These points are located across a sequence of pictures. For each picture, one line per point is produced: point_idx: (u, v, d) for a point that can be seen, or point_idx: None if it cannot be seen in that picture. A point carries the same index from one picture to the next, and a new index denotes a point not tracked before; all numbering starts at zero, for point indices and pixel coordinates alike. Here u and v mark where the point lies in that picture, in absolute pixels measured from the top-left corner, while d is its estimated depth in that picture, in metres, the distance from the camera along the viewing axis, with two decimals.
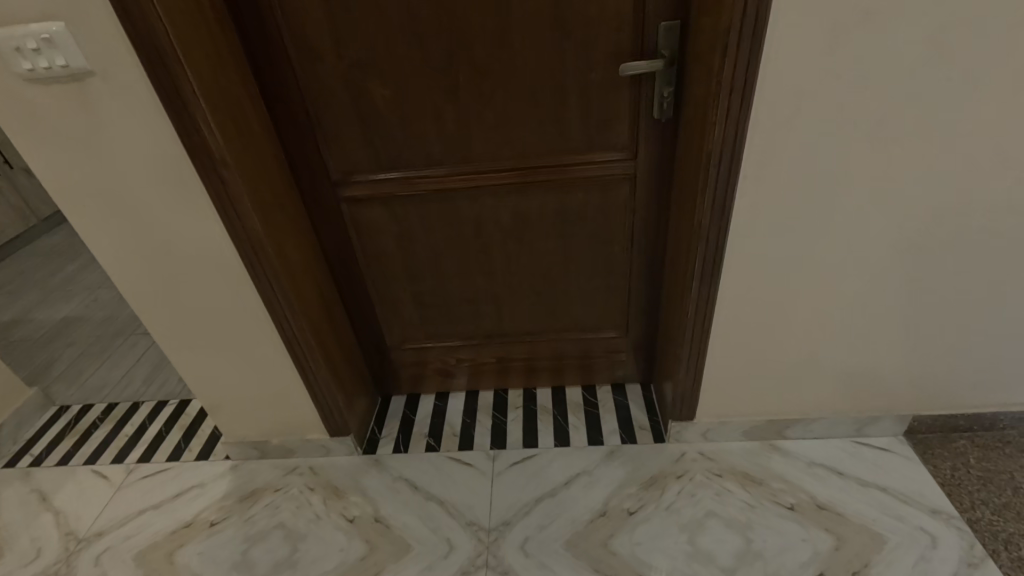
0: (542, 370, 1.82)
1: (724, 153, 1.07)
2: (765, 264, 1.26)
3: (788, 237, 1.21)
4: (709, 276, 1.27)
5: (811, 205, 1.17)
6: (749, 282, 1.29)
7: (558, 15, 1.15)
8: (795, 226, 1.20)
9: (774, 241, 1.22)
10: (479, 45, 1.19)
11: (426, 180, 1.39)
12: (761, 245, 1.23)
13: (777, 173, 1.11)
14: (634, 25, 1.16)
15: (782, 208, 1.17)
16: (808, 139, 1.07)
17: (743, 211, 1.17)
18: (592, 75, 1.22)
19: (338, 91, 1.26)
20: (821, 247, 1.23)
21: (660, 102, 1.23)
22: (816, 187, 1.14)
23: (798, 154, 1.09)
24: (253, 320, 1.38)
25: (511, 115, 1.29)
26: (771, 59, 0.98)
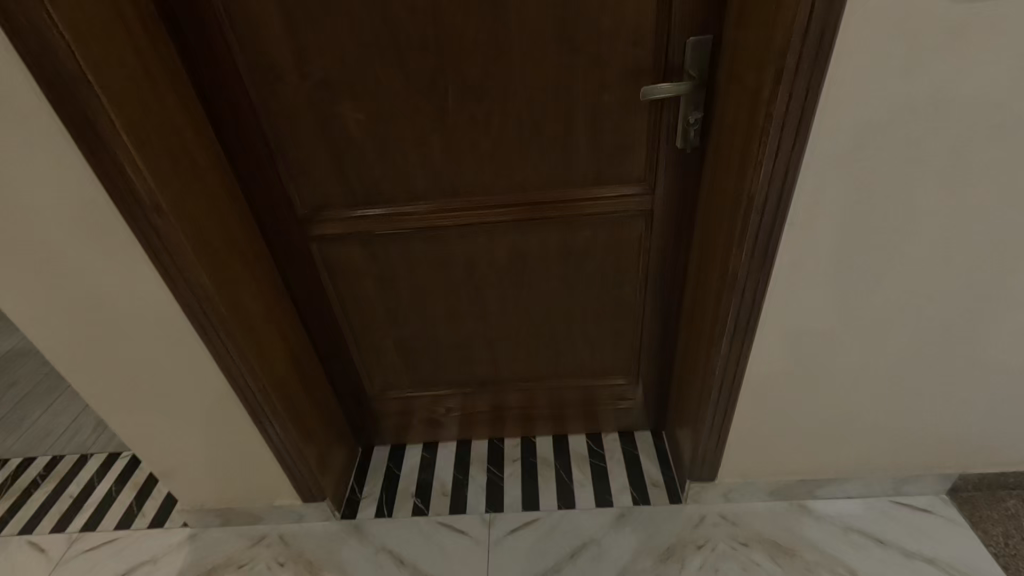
0: (542, 418, 1.64)
1: (771, 197, 0.89)
2: (806, 318, 1.08)
3: (835, 289, 1.03)
4: (743, 331, 1.09)
5: (866, 255, 0.99)
6: (786, 337, 1.12)
7: (566, 27, 0.96)
8: (845, 277, 1.02)
9: (818, 294, 1.04)
10: (472, 62, 1.00)
11: (410, 217, 1.19)
12: (803, 299, 1.05)
13: (829, 218, 0.93)
14: (657, 39, 0.97)
15: (832, 259, 0.99)
16: (870, 180, 0.89)
17: (786, 261, 0.99)
18: (604, 97, 1.04)
19: (303, 115, 1.05)
20: (872, 300, 1.06)
21: (687, 130, 1.04)
22: (873, 234, 0.96)
23: (857, 198, 0.91)
24: (206, 382, 1.18)
25: (508, 142, 1.10)
26: (832, 89, 0.79)
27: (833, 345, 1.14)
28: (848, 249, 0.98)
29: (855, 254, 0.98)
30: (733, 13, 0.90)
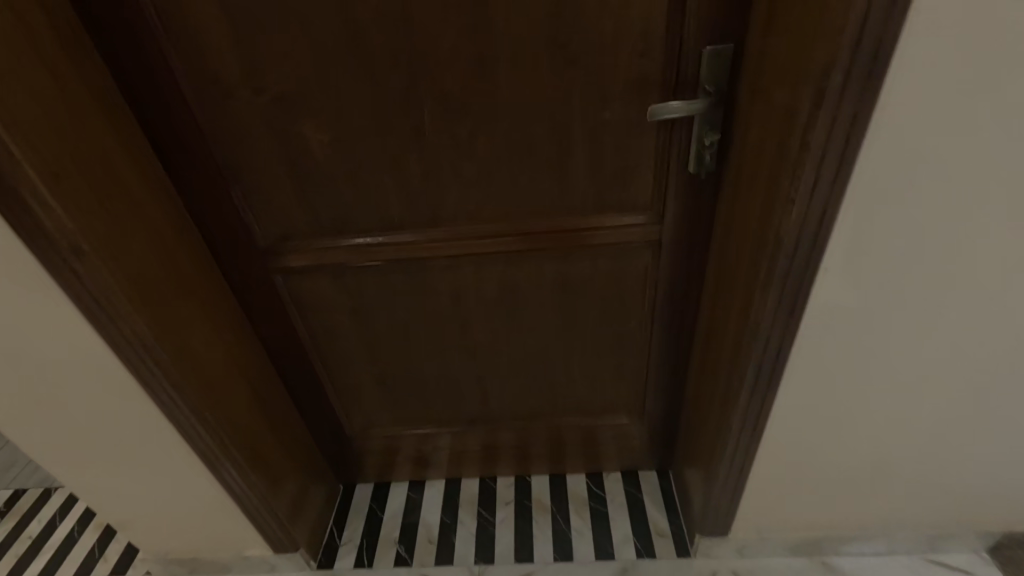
0: (538, 457, 1.50)
1: (805, 239, 0.74)
2: (838, 369, 0.94)
3: (874, 339, 0.89)
4: (766, 385, 0.95)
5: (911, 302, 0.84)
6: (814, 390, 0.98)
7: (560, 34, 0.82)
8: (887, 326, 0.88)
9: (854, 344, 0.90)
10: (451, 74, 0.86)
11: (386, 247, 1.06)
12: (837, 349, 0.91)
13: (872, 263, 0.78)
14: (667, 48, 0.82)
15: (872, 307, 0.84)
16: (927, 221, 0.73)
17: (818, 309, 0.84)
18: (605, 114, 0.89)
19: (259, 137, 0.92)
20: (914, 349, 0.92)
21: (702, 153, 0.90)
22: (923, 279, 0.81)
23: (907, 240, 0.76)
24: (156, 436, 1.04)
25: (495, 166, 0.96)
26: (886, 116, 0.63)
27: (867, 397, 1.00)
28: (894, 295, 0.83)
29: (899, 301, 0.84)
30: (761, 18, 0.75)
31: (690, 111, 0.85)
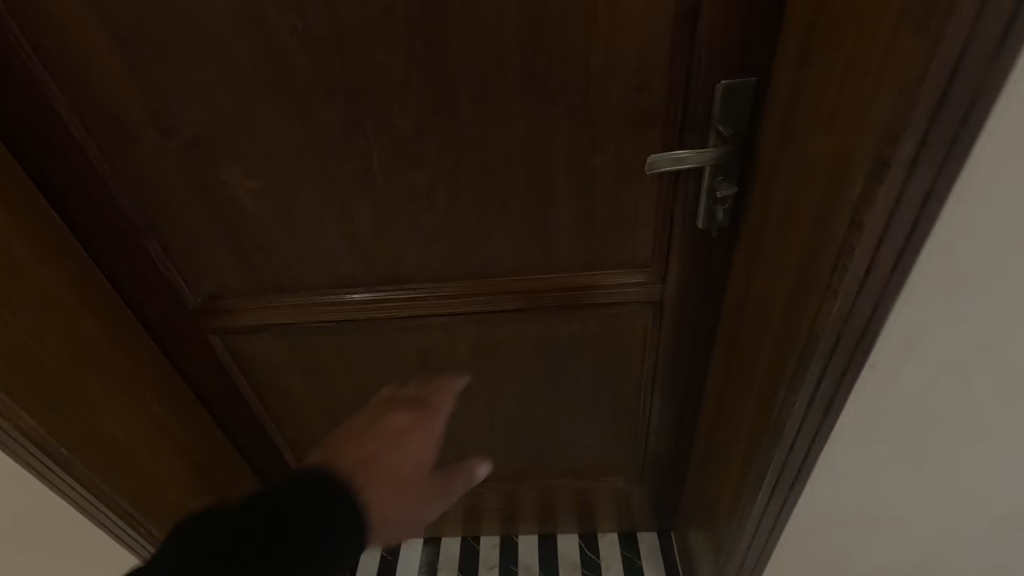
0: (526, 517, 1.35)
1: (856, 339, 0.56)
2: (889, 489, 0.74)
3: (939, 461, 0.69)
4: (790, 496, 0.76)
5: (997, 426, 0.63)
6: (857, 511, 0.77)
7: (536, 65, 0.65)
8: (960, 450, 0.67)
9: (907, 461, 0.70)
10: (402, 113, 0.69)
11: (339, 306, 0.90)
12: (885, 466, 0.70)
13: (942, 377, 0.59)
14: (671, 82, 0.65)
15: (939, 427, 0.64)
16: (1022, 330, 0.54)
17: (865, 423, 0.65)
18: (594, 160, 0.73)
19: (176, 185, 0.76)
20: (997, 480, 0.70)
21: (716, 209, 0.73)
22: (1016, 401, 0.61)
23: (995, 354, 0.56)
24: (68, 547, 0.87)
25: (462, 218, 0.79)
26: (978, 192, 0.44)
27: (927, 524, 0.79)
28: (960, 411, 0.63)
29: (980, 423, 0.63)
30: (790, 47, 0.58)
31: (701, 162, 0.68)
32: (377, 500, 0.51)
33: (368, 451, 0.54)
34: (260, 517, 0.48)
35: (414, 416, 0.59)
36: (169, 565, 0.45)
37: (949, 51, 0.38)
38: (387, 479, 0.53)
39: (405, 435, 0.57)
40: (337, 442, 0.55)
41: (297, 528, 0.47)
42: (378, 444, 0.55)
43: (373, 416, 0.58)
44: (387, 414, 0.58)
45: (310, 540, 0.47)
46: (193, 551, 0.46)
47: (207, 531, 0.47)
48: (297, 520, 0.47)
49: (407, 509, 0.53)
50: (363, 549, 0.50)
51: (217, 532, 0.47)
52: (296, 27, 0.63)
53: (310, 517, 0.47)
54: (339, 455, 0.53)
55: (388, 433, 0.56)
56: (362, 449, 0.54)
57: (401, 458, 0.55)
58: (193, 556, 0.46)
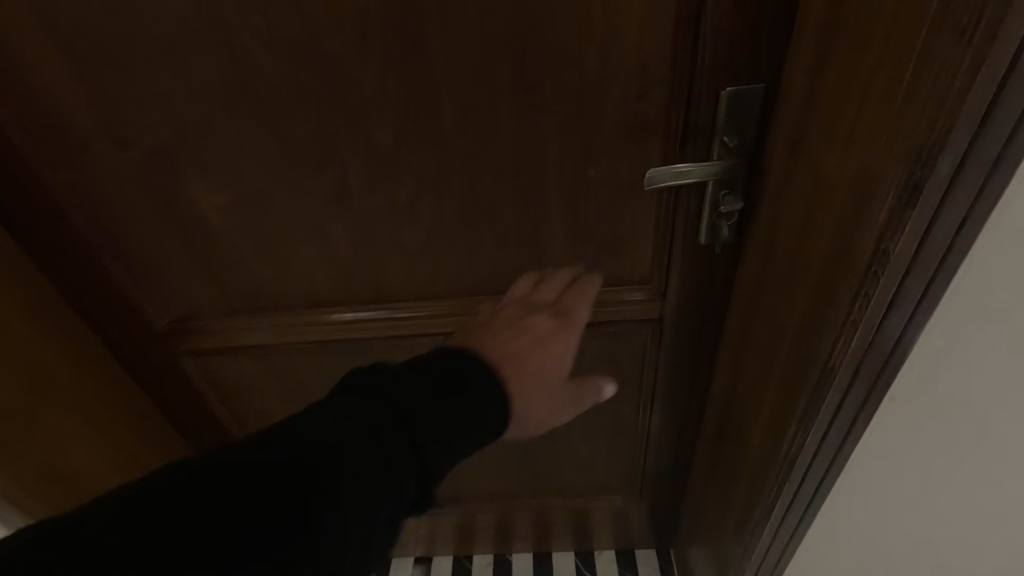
0: (520, 536, 1.30)
1: (878, 372, 0.51)
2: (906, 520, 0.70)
3: (959, 493, 0.65)
4: (799, 526, 0.72)
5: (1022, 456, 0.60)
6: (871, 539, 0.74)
7: (525, 70, 0.60)
8: (981, 481, 0.63)
9: (926, 494, 0.66)
10: (380, 123, 0.64)
11: (318, 326, 0.84)
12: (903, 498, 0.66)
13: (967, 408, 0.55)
14: (671, 88, 0.60)
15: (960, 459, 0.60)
16: None
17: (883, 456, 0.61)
18: (588, 172, 0.67)
19: (136, 201, 0.70)
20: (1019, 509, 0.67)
21: (721, 225, 0.67)
22: None
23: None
24: None
25: (447, 234, 0.74)
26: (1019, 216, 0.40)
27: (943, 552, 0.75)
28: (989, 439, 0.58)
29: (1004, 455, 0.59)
30: (803, 52, 0.52)
31: (707, 175, 0.62)
32: (523, 389, 0.55)
33: (518, 340, 0.57)
34: (431, 377, 0.47)
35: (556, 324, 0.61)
36: (350, 409, 0.44)
37: (999, 60, 0.33)
38: (535, 368, 0.56)
39: (549, 333, 0.60)
40: (487, 330, 0.59)
41: (463, 397, 0.47)
42: (526, 339, 0.58)
43: (519, 311, 0.62)
44: (531, 311, 0.63)
45: (473, 407, 0.47)
46: (365, 399, 0.45)
47: (380, 380, 0.47)
48: (464, 389, 0.48)
49: (548, 400, 0.56)
50: (502, 433, 0.49)
51: (390, 382, 0.46)
52: (259, 30, 0.57)
53: (482, 407, 0.48)
54: (490, 344, 0.56)
55: (534, 333, 0.59)
56: (514, 341, 0.57)
57: (550, 350, 0.58)
58: (364, 403, 0.45)
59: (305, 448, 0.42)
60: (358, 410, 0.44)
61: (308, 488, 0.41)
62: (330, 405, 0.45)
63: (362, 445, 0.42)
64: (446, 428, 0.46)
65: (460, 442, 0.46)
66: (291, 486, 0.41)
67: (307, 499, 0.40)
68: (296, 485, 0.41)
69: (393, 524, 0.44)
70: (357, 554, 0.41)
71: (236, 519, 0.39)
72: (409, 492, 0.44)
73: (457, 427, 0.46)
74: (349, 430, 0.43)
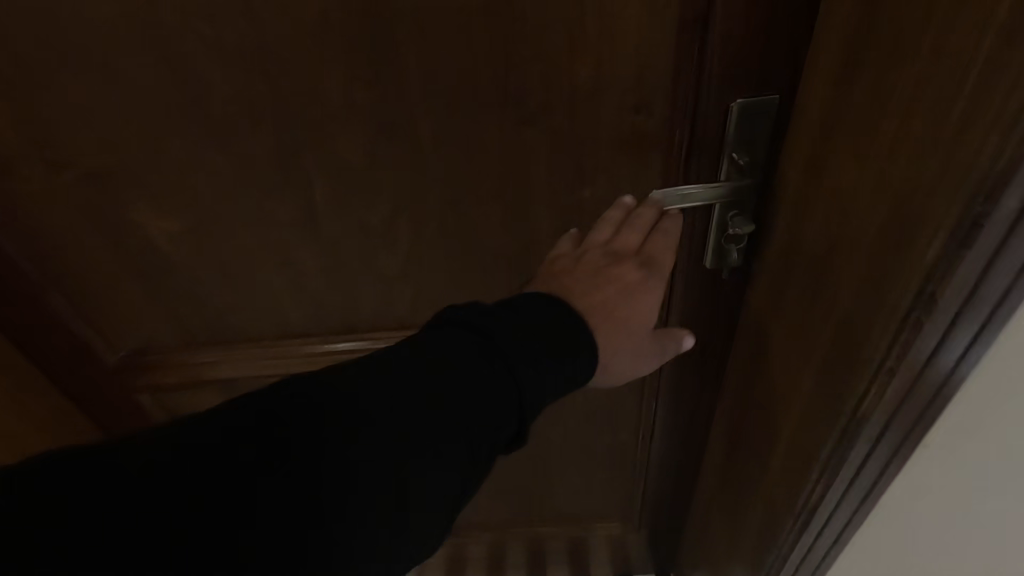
0: (513, 564, 1.24)
1: (913, 421, 0.46)
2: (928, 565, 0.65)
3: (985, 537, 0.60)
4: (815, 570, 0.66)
5: None
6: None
7: (510, 81, 0.53)
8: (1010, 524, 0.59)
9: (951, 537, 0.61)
10: (347, 141, 0.57)
11: (286, 361, 0.77)
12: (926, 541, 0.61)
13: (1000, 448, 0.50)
14: (675, 100, 0.54)
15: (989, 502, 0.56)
16: None
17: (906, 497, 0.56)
18: (583, 192, 0.61)
19: (76, 229, 0.63)
20: None
21: (730, 251, 0.61)
22: None
23: None
24: None
25: (428, 259, 0.67)
26: None
27: None
28: None
29: None
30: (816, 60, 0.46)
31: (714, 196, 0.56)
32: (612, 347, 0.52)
33: (604, 291, 0.53)
34: (531, 318, 0.47)
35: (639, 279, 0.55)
36: (442, 341, 0.44)
37: None
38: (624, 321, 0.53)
39: (637, 288, 0.54)
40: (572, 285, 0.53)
41: (558, 341, 0.46)
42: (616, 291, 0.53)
43: (605, 259, 0.55)
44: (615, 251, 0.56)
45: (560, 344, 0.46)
46: (466, 336, 0.45)
47: (481, 317, 0.46)
48: (560, 333, 0.46)
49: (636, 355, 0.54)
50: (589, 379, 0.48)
51: (492, 320, 0.46)
52: (205, 38, 0.50)
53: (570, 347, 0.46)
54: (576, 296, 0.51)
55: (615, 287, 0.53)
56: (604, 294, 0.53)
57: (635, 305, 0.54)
58: (465, 340, 0.44)
59: (405, 379, 0.43)
60: (449, 343, 0.44)
61: (404, 417, 0.41)
62: (433, 339, 0.45)
63: (459, 384, 0.42)
64: (541, 371, 0.44)
65: (551, 387, 0.45)
66: (389, 414, 0.41)
67: (401, 429, 0.41)
68: (393, 414, 0.41)
69: (478, 464, 0.43)
70: (448, 485, 0.42)
71: (336, 441, 0.40)
72: (496, 436, 0.43)
73: (550, 373, 0.45)
74: (448, 364, 0.43)
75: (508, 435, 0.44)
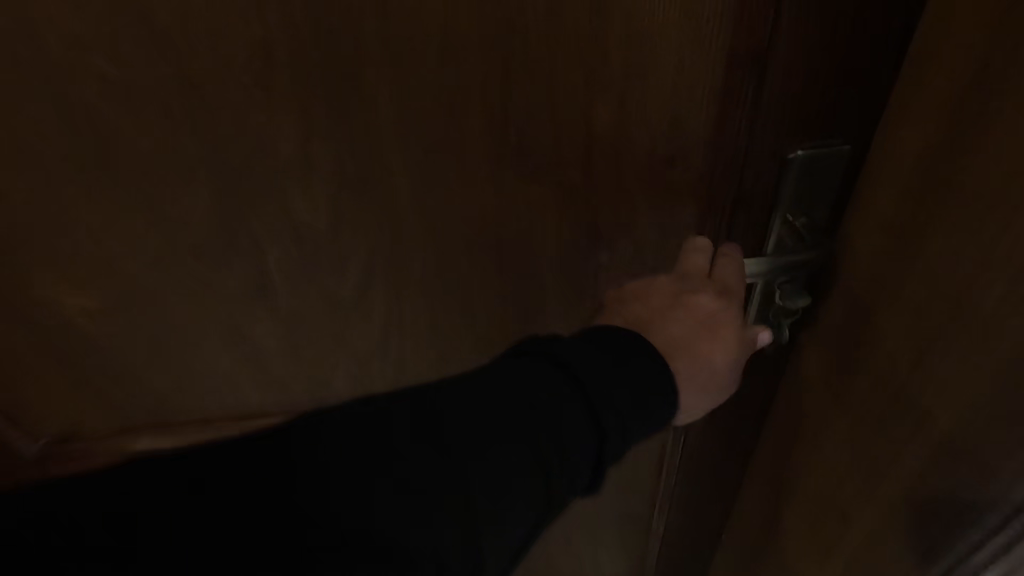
0: None
1: None
2: None
3: None
4: None
5: None
6: None
7: (511, 127, 0.42)
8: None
9: None
10: (306, 200, 0.45)
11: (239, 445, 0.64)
12: None
13: None
14: (721, 149, 0.42)
15: None
16: None
17: None
18: (597, 256, 0.50)
19: None
20: None
21: (778, 330, 0.50)
22: None
23: None
24: None
25: (411, 331, 0.56)
26: None
27: None
28: None
29: None
30: (911, 101, 0.35)
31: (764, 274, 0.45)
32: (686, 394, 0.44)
33: (663, 330, 0.44)
34: (622, 348, 0.39)
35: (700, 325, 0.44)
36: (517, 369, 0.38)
37: None
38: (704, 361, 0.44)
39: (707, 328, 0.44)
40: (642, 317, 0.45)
41: (648, 379, 0.39)
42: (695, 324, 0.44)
43: (662, 298, 0.45)
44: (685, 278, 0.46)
45: (645, 381, 0.38)
46: (548, 368, 0.38)
47: (567, 346, 0.39)
48: (652, 369, 0.39)
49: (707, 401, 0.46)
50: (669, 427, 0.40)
51: (579, 349, 0.39)
52: (111, 80, 0.38)
53: (654, 386, 0.39)
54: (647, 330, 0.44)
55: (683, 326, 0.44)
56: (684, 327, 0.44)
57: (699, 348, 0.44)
58: (547, 373, 0.38)
59: (474, 415, 0.36)
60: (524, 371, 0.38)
61: (468, 459, 0.35)
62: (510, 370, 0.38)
63: (526, 427, 0.36)
64: (628, 415, 0.38)
65: (635, 433, 0.38)
66: (453, 455, 0.35)
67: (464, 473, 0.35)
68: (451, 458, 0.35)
69: (544, 515, 0.37)
70: (510, 539, 0.36)
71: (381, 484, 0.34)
72: (569, 485, 0.37)
73: (633, 414, 0.38)
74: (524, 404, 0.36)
75: (582, 484, 0.38)
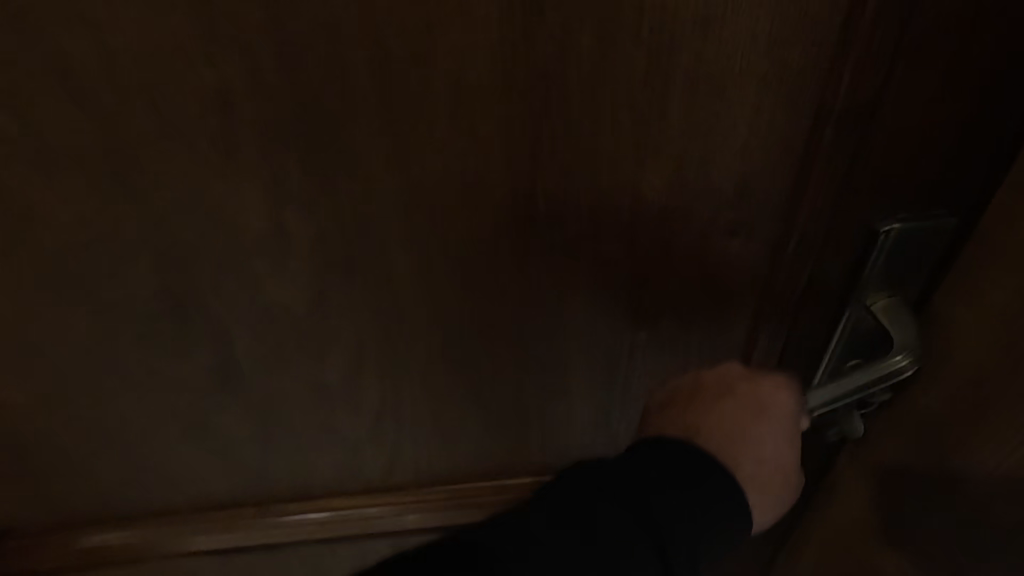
0: None
1: None
2: None
3: None
4: None
5: None
6: None
7: (541, 198, 0.34)
8: None
9: None
10: (282, 281, 0.36)
11: (204, 541, 0.55)
12: None
13: None
14: (798, 226, 0.35)
15: None
16: None
17: None
18: (635, 334, 0.42)
19: None
20: None
21: (848, 423, 0.38)
22: None
23: None
24: None
25: (412, 416, 0.47)
26: None
27: None
28: None
29: None
30: None
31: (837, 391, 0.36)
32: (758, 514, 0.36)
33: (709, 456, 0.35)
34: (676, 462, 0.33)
35: (748, 452, 0.35)
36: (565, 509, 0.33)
37: None
38: (775, 476, 0.36)
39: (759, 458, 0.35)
40: None
41: (714, 495, 0.33)
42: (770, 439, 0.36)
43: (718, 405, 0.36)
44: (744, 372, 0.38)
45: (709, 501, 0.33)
46: (591, 489, 0.33)
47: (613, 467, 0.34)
48: (720, 480, 0.33)
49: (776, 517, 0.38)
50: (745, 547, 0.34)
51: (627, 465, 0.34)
52: (20, 147, 0.29)
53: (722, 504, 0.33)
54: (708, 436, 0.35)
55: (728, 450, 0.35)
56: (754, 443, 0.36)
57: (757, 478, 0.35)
58: (589, 494, 0.33)
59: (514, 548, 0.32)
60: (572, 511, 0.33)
61: None
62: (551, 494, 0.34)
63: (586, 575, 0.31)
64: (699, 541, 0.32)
65: (708, 557, 0.33)
66: None
67: None
68: None
69: None
70: None
71: None
72: None
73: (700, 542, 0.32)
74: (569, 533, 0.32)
75: None
